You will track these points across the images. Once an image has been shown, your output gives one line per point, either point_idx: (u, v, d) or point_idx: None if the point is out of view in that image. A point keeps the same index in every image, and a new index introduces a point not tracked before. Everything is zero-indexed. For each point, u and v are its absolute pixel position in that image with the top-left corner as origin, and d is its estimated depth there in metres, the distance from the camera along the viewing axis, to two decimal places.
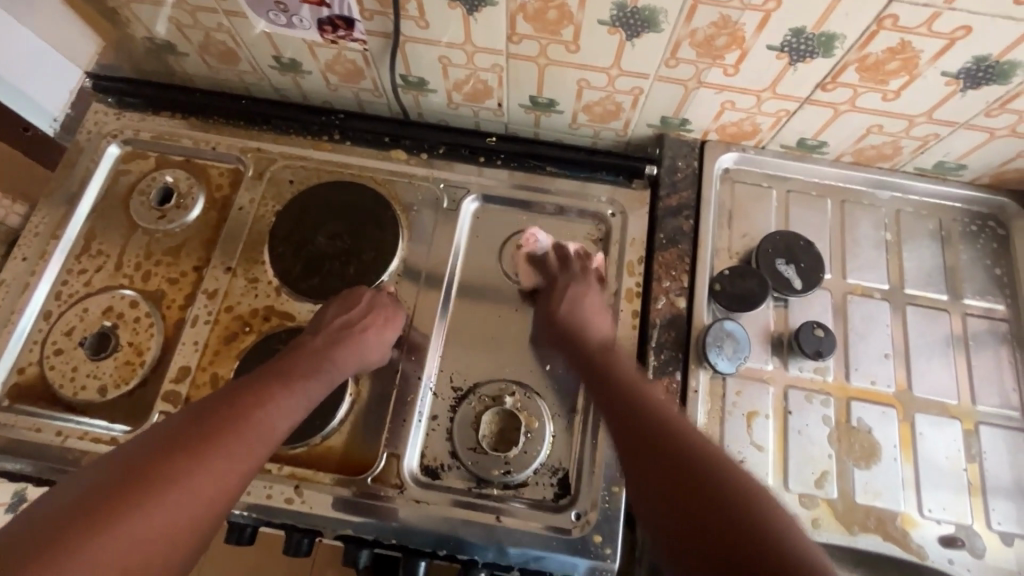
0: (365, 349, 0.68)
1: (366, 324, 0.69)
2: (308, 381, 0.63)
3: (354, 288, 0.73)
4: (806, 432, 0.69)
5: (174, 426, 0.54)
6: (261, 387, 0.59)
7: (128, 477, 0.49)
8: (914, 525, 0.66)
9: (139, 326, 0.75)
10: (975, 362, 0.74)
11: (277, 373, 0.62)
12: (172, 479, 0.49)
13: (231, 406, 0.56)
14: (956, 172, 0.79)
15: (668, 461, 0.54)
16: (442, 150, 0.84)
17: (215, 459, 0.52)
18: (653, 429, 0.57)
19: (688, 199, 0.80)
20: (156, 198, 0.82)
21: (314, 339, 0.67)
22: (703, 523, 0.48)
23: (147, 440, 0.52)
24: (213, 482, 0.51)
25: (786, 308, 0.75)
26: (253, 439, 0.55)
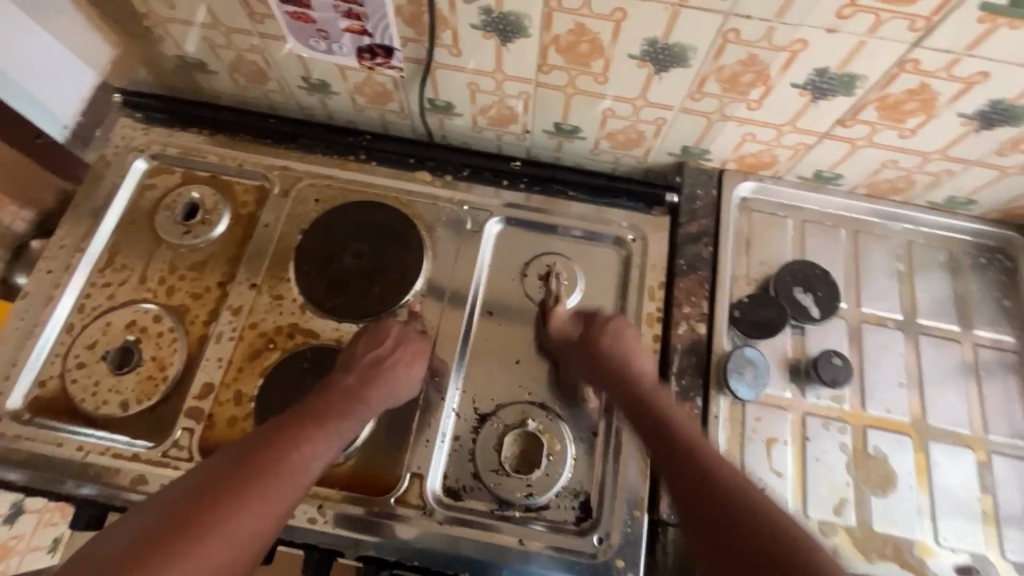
0: (395, 385, 0.69)
1: (395, 361, 0.70)
2: (341, 420, 0.63)
3: (383, 322, 0.73)
4: (824, 459, 0.70)
5: (213, 469, 0.55)
6: (297, 430, 0.60)
7: (172, 522, 0.50)
8: (931, 554, 0.67)
9: (162, 341, 0.75)
10: (987, 392, 0.76)
11: (310, 412, 0.62)
12: (211, 529, 0.50)
13: (267, 450, 0.57)
14: (966, 207, 0.81)
15: (693, 485, 0.56)
16: (465, 172, 0.85)
17: (253, 504, 0.53)
18: (684, 449, 0.59)
19: (707, 226, 0.82)
20: (182, 214, 0.82)
21: (344, 377, 0.67)
22: (729, 532, 0.51)
23: (187, 485, 0.53)
24: (253, 527, 0.52)
25: (803, 336, 0.76)
26: (288, 481, 0.56)
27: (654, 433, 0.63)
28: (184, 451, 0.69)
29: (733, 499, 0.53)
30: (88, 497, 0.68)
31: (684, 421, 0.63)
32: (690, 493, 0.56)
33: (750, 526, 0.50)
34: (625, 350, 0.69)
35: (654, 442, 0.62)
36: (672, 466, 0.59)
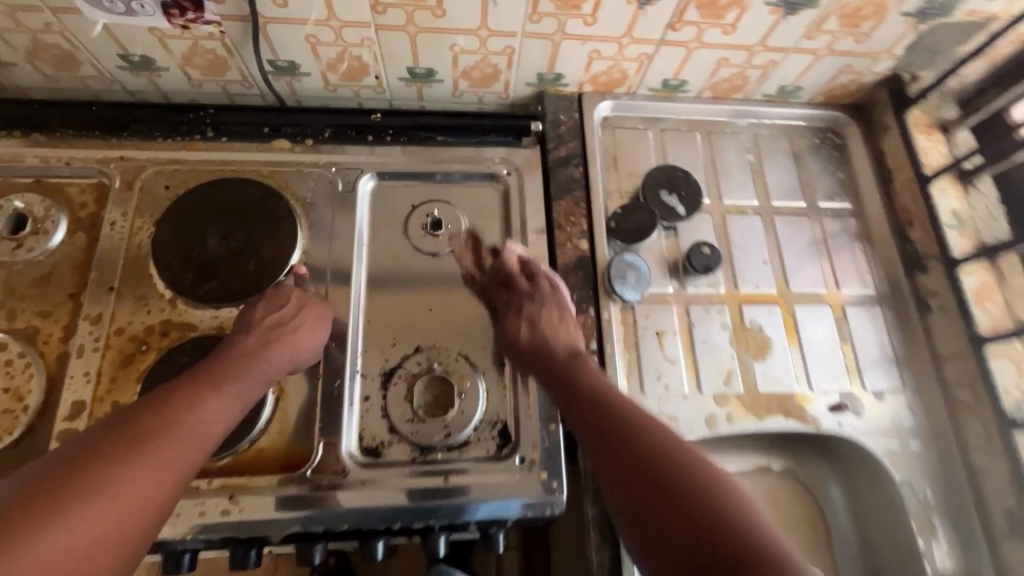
0: (294, 344, 0.66)
1: (290, 317, 0.67)
2: (240, 379, 0.60)
3: (276, 287, 0.71)
4: (710, 340, 0.77)
5: (92, 434, 0.50)
6: (192, 390, 0.56)
7: (55, 479, 0.45)
8: (809, 401, 0.75)
9: (13, 369, 0.67)
10: (836, 254, 0.85)
11: (206, 376, 0.59)
12: (101, 487, 0.45)
13: (160, 411, 0.53)
14: (796, 94, 0.90)
15: (636, 456, 0.53)
16: (327, 134, 0.81)
17: (147, 456, 0.49)
18: (626, 429, 0.57)
19: (575, 148, 0.84)
20: (8, 229, 0.73)
21: (237, 341, 0.64)
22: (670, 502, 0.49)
23: (67, 451, 0.48)
24: (152, 478, 0.48)
25: (676, 235, 0.81)
26: (183, 438, 0.52)
27: (605, 421, 0.58)
28: None
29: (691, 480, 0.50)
30: None
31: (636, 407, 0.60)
32: (625, 468, 0.53)
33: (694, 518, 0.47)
34: (557, 346, 0.70)
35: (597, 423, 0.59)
36: (603, 442, 0.57)
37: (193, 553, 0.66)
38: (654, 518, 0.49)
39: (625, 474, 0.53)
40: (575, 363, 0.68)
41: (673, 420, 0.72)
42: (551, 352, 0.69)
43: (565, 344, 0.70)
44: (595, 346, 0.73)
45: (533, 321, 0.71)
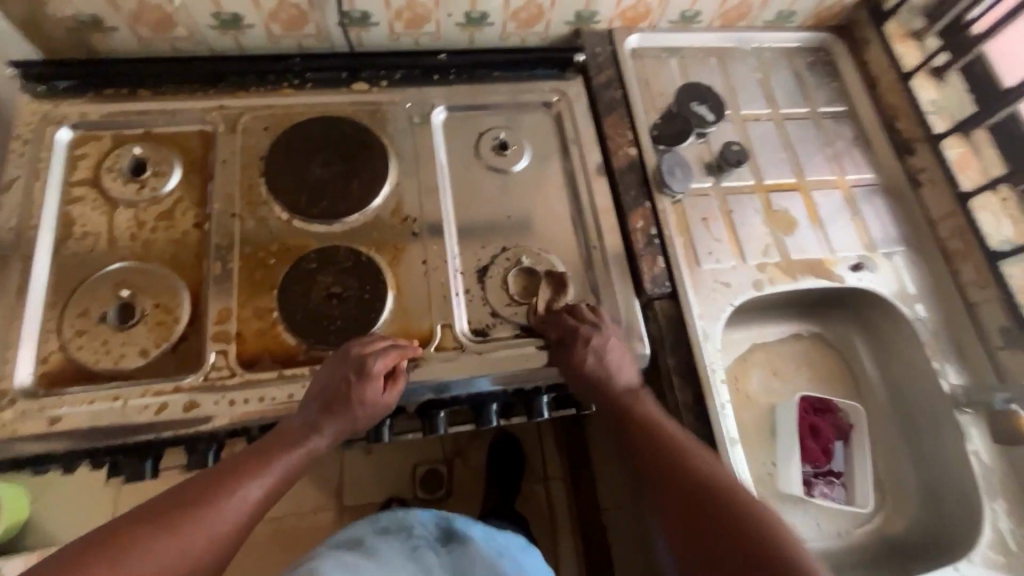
0: (358, 416, 0.67)
1: (365, 387, 0.67)
2: (302, 446, 0.65)
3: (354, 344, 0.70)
4: (748, 221, 0.90)
5: (182, 487, 0.59)
6: (264, 453, 0.63)
7: (143, 520, 0.55)
8: (834, 264, 0.90)
9: (159, 288, 0.76)
10: (839, 148, 1.00)
11: (267, 449, 0.64)
12: (165, 533, 0.54)
13: (234, 472, 0.61)
14: (790, 19, 1.05)
15: (691, 491, 0.62)
16: (399, 76, 0.93)
17: (181, 531, 0.55)
18: (669, 459, 0.66)
19: (613, 74, 0.97)
20: (129, 172, 0.81)
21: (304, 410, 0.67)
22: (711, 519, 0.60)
23: (164, 496, 0.58)
24: (207, 533, 0.56)
25: (707, 141, 0.95)
26: (226, 508, 0.58)
27: (662, 449, 0.67)
28: (225, 369, 0.72)
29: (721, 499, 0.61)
30: (140, 437, 0.68)
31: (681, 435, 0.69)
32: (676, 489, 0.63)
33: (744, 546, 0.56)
34: (617, 382, 0.73)
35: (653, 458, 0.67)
36: (656, 470, 0.66)
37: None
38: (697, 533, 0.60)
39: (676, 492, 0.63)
40: (636, 399, 0.73)
41: (727, 285, 0.85)
42: (610, 385, 0.73)
43: (625, 380, 0.74)
44: (656, 231, 0.86)
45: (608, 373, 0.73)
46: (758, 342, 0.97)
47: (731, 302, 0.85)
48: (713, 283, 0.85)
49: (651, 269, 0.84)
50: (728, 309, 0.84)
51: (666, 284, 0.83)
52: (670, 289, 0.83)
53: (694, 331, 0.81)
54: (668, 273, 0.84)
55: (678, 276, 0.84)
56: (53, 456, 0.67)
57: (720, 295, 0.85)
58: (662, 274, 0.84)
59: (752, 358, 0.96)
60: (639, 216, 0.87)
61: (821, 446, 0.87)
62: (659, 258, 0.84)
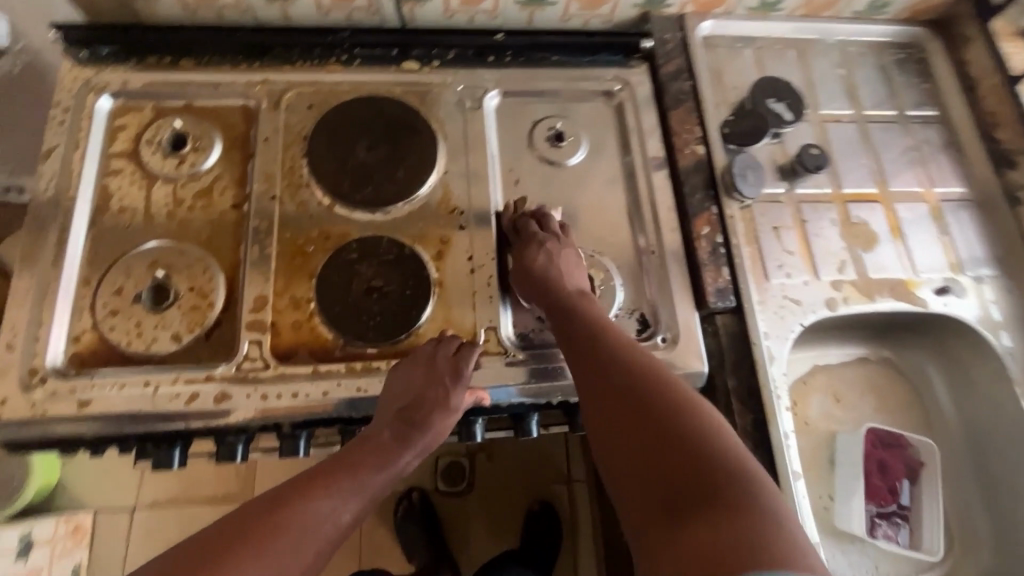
0: (440, 427, 0.64)
1: (442, 393, 0.64)
2: (383, 466, 0.60)
3: (430, 345, 0.68)
4: (822, 233, 0.82)
5: (262, 499, 0.54)
6: (345, 464, 0.59)
7: (228, 535, 0.49)
8: (916, 286, 0.82)
9: (195, 270, 0.72)
10: (927, 157, 0.91)
11: (352, 457, 0.60)
12: (253, 552, 0.49)
13: (315, 484, 0.56)
14: (881, 11, 0.95)
15: (635, 397, 0.54)
16: (451, 56, 0.87)
17: (272, 547, 0.50)
18: (612, 371, 0.57)
19: (682, 64, 0.89)
20: (169, 146, 0.78)
21: (384, 423, 0.63)
22: (679, 471, 0.47)
23: (244, 509, 0.53)
24: (300, 550, 0.51)
25: (782, 142, 0.87)
26: (310, 528, 0.53)
27: (594, 357, 0.59)
28: (258, 361, 0.68)
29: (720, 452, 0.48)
30: (169, 427, 0.65)
31: (650, 366, 0.57)
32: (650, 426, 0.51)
33: (686, 473, 0.47)
34: (582, 301, 0.66)
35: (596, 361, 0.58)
36: (589, 374, 0.58)
37: (309, 436, 0.69)
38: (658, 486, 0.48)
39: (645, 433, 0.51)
40: (599, 318, 0.64)
41: (796, 303, 0.78)
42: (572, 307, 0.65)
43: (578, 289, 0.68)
44: (722, 239, 0.79)
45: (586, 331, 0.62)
46: (819, 364, 0.90)
47: (801, 322, 0.77)
48: (781, 300, 0.78)
49: (715, 280, 0.77)
50: (797, 329, 0.77)
51: (730, 299, 0.76)
52: (734, 304, 0.76)
53: (759, 352, 0.74)
54: (733, 285, 0.77)
55: (744, 290, 0.77)
56: (81, 439, 0.65)
57: (789, 313, 0.77)
58: (727, 287, 0.76)
59: (812, 380, 0.89)
60: (703, 221, 0.80)
61: (887, 484, 0.81)
62: (723, 269, 0.77)
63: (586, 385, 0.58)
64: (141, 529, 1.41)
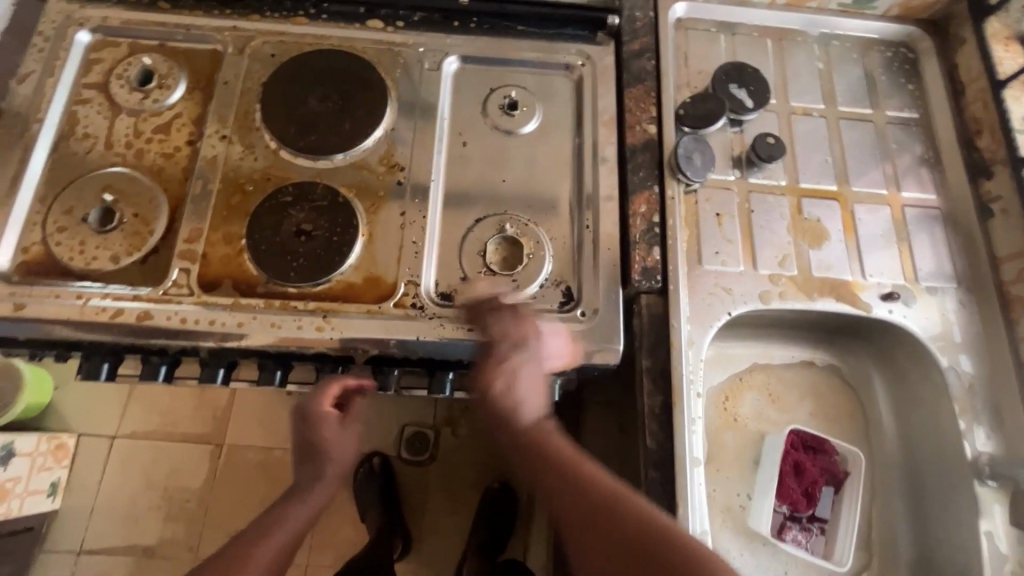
0: (338, 457, 0.77)
1: (325, 432, 0.76)
2: (307, 497, 0.76)
3: (308, 396, 0.75)
4: (769, 225, 0.80)
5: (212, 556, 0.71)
6: (276, 514, 0.75)
7: None
8: (862, 289, 0.78)
9: (142, 199, 0.76)
10: (899, 160, 0.86)
11: (279, 511, 0.76)
12: None
13: (252, 534, 0.73)
14: (871, 4, 0.91)
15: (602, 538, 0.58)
16: (417, 17, 0.88)
17: None
18: (578, 506, 0.61)
19: (648, 43, 0.88)
20: (136, 81, 0.82)
21: (298, 463, 0.78)
22: (669, 568, 0.54)
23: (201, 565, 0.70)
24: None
25: (741, 131, 0.85)
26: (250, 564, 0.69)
27: (582, 518, 0.60)
28: (184, 288, 0.72)
29: (692, 545, 0.55)
30: (94, 339, 0.70)
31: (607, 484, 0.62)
32: (587, 510, 0.60)
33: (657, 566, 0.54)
34: (522, 416, 0.68)
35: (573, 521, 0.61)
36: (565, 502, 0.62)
37: (229, 369, 0.73)
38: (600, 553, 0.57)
39: (582, 518, 0.59)
40: (539, 433, 0.67)
41: (727, 292, 0.76)
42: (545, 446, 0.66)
43: (530, 414, 0.68)
44: (658, 220, 0.78)
45: (512, 416, 0.67)
46: (759, 363, 0.87)
47: (728, 312, 0.76)
48: (711, 287, 0.76)
49: (644, 260, 0.76)
50: (723, 318, 0.75)
51: (657, 280, 0.75)
52: (661, 285, 0.75)
53: (677, 335, 0.73)
54: (662, 267, 0.76)
55: (673, 272, 0.76)
56: (15, 341, 0.70)
57: (717, 301, 0.76)
58: (655, 267, 0.75)
59: (750, 378, 0.86)
60: (642, 201, 0.79)
61: (802, 488, 0.79)
62: (654, 250, 0.76)
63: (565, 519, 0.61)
64: (119, 454, 1.46)
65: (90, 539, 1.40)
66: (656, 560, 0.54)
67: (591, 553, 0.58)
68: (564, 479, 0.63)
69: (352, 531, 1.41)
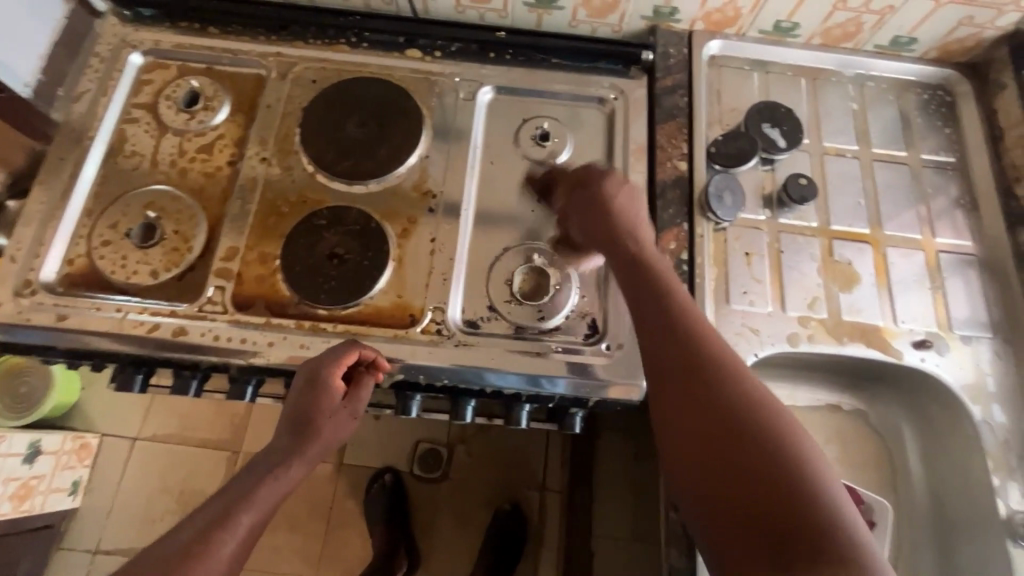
0: None
1: None
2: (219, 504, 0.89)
3: None
4: (799, 266, 0.79)
5: None
6: None
7: None
8: (893, 335, 0.77)
9: (182, 217, 0.79)
10: (933, 205, 0.85)
11: None
12: None
13: None
14: (909, 47, 0.90)
15: (699, 373, 0.53)
16: (454, 48, 0.90)
17: None
18: (684, 342, 0.55)
19: (682, 79, 0.89)
20: (183, 103, 0.85)
21: (281, 438, 0.66)
22: (754, 445, 0.47)
23: None
24: None
25: (773, 170, 0.85)
26: None
27: (686, 350, 0.54)
28: (218, 305, 0.74)
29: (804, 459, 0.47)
30: (128, 352, 0.71)
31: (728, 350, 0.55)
32: (687, 374, 0.53)
33: (750, 427, 0.48)
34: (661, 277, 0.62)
35: (675, 343, 0.55)
36: (660, 344, 0.56)
37: (256, 385, 0.74)
38: (713, 455, 0.48)
39: (685, 377, 0.53)
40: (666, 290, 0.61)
41: (754, 332, 0.76)
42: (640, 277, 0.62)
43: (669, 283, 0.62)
44: (686, 257, 0.78)
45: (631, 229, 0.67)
46: (783, 404, 0.86)
47: (755, 352, 0.75)
48: (737, 328, 0.76)
49: None
50: (749, 359, 0.75)
51: None
52: None
53: None
54: None
55: (700, 310, 0.75)
56: (55, 350, 0.72)
57: (743, 342, 0.75)
58: None
59: None
60: (670, 237, 0.79)
61: None
62: (682, 287, 0.76)
63: (657, 346, 0.56)
64: (139, 456, 1.49)
65: (107, 539, 1.43)
66: (752, 429, 0.48)
67: (683, 401, 0.52)
68: (662, 319, 0.57)
69: (361, 547, 1.41)
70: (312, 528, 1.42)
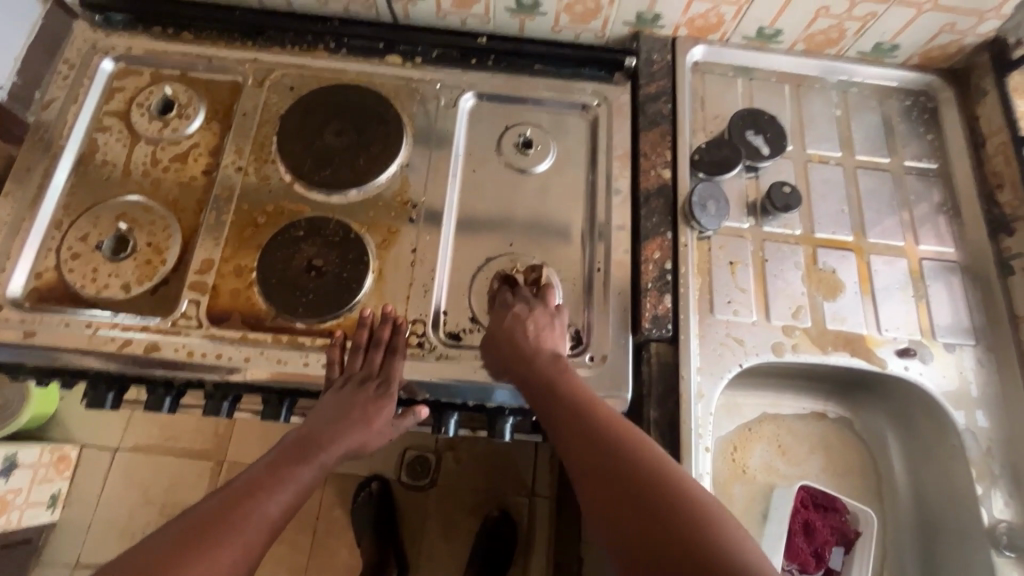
0: None
1: None
2: None
3: None
4: (783, 275, 0.79)
5: None
6: None
7: None
8: (877, 344, 0.77)
9: (156, 228, 0.77)
10: (916, 211, 0.85)
11: None
12: None
13: None
14: (891, 53, 0.90)
15: (595, 450, 0.52)
16: (436, 54, 0.89)
17: None
18: (580, 423, 0.55)
19: (666, 86, 0.88)
20: (157, 110, 0.83)
21: (318, 421, 0.66)
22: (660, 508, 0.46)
23: None
24: None
25: (756, 177, 0.84)
26: None
27: (581, 431, 0.55)
28: (193, 319, 0.72)
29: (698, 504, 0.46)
30: (98, 369, 0.69)
31: (607, 418, 0.56)
32: (588, 454, 0.52)
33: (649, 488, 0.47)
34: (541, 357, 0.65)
35: (569, 429, 0.56)
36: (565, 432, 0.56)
37: (233, 401, 0.72)
38: (603, 500, 0.49)
39: (587, 462, 0.52)
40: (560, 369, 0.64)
41: (738, 342, 0.75)
42: (526, 357, 0.65)
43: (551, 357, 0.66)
44: (670, 266, 0.77)
45: (547, 355, 0.66)
46: (769, 413, 0.86)
47: (739, 363, 0.74)
48: (722, 338, 0.75)
49: (655, 307, 0.75)
50: (734, 370, 0.74)
51: (667, 328, 0.74)
52: (671, 333, 0.74)
53: (687, 386, 0.72)
54: (673, 314, 0.75)
55: (684, 320, 0.75)
56: (22, 367, 0.70)
57: (727, 352, 0.75)
58: (666, 315, 0.74)
59: (758, 429, 0.85)
60: (654, 247, 0.78)
61: (812, 548, 0.77)
62: (666, 297, 0.75)
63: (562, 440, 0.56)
64: (121, 467, 1.46)
65: (87, 553, 1.39)
66: (648, 493, 0.47)
67: (590, 485, 0.50)
68: (551, 409, 0.59)
69: (348, 557, 1.39)
70: (298, 539, 1.40)
